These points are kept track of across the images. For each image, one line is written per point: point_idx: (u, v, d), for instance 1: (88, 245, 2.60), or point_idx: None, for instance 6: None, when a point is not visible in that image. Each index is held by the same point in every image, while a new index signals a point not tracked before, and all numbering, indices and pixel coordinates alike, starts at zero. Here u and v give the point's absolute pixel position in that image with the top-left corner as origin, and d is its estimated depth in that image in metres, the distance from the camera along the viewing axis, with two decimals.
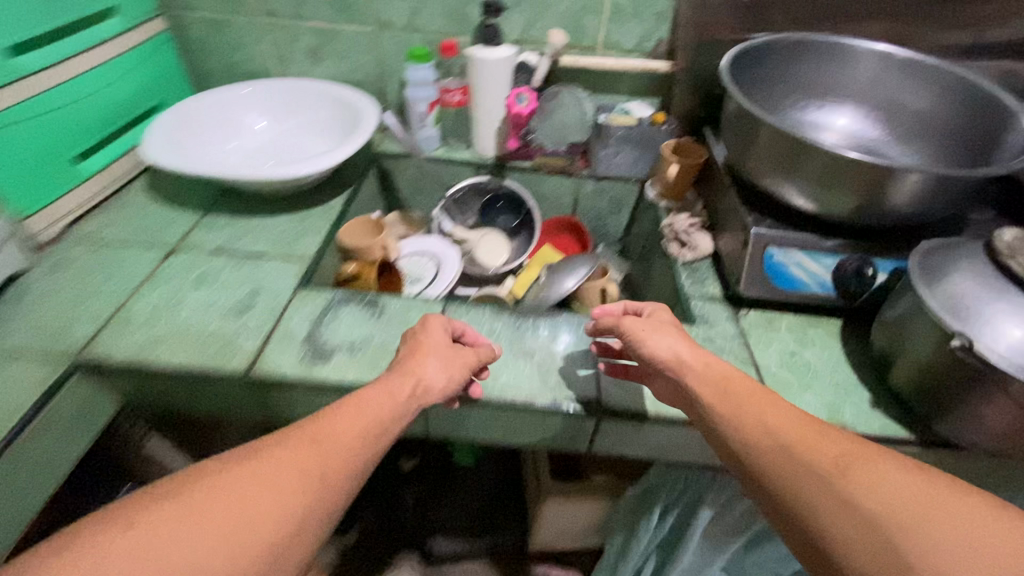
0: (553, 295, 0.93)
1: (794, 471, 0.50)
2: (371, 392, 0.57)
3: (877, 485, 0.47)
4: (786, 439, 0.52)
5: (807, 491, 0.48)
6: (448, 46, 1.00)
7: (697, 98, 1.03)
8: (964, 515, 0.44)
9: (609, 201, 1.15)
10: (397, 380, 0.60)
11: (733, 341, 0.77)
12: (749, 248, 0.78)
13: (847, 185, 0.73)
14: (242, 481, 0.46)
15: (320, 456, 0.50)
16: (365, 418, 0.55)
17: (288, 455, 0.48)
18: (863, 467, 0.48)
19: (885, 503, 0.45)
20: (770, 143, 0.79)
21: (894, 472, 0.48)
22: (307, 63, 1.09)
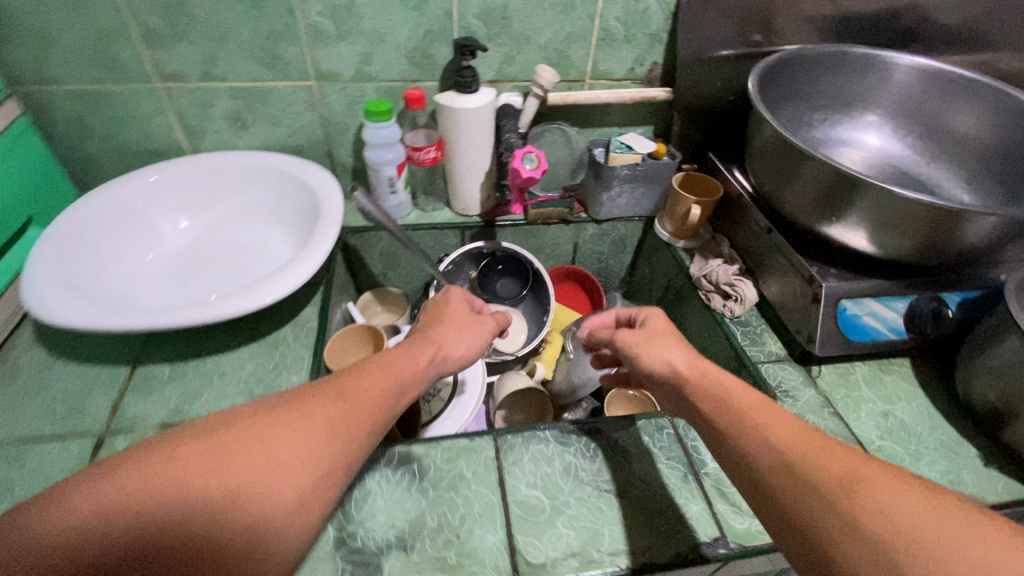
0: (595, 376, 0.80)
1: (802, 493, 0.40)
2: (401, 351, 0.55)
3: (900, 521, 0.36)
4: (794, 458, 0.42)
5: (817, 515, 0.39)
6: (416, 96, 0.81)
7: (698, 123, 0.93)
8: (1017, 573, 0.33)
9: (611, 243, 1.03)
10: (423, 343, 0.58)
11: (822, 412, 0.68)
12: (819, 304, 0.70)
13: (913, 227, 0.65)
14: (269, 425, 0.43)
15: (350, 407, 0.47)
16: (394, 371, 0.52)
17: (315, 404, 0.46)
18: (884, 498, 0.37)
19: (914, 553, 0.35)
20: (817, 183, 0.70)
21: (924, 505, 0.37)
22: (229, 132, 0.85)
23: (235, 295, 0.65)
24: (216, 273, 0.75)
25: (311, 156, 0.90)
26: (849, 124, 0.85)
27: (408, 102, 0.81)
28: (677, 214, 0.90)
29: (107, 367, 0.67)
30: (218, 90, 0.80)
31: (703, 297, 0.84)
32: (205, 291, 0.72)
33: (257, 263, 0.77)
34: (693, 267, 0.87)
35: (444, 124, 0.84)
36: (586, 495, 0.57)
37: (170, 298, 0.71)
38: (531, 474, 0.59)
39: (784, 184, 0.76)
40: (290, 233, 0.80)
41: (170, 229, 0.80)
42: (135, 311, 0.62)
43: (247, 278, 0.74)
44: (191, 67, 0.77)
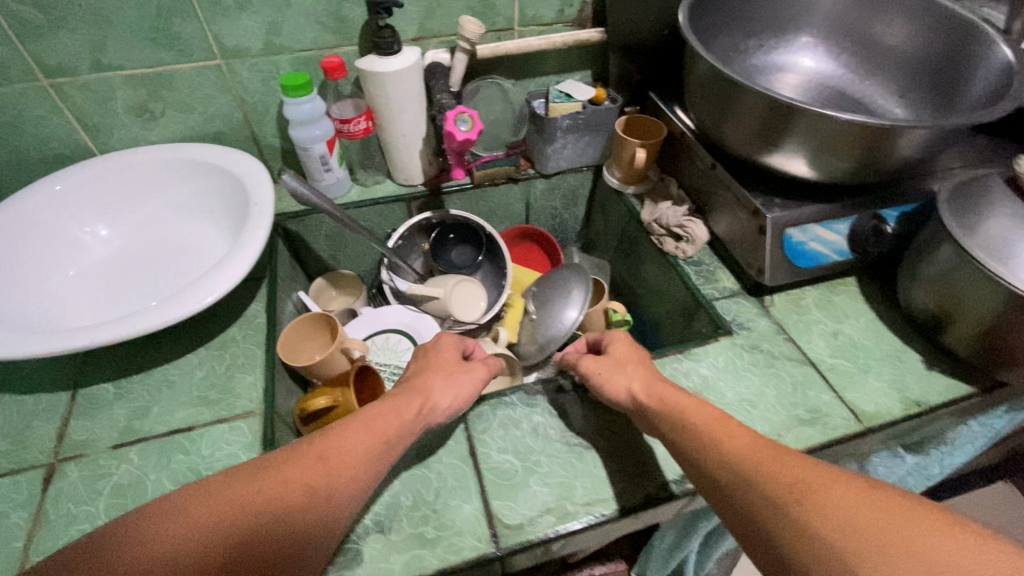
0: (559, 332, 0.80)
1: (756, 499, 0.43)
2: (387, 409, 0.55)
3: (842, 517, 0.38)
4: (747, 468, 0.45)
5: (773, 519, 0.41)
6: (333, 64, 0.76)
7: (635, 62, 0.90)
8: (948, 554, 0.34)
9: (562, 197, 1.01)
10: (409, 397, 0.57)
11: (778, 340, 0.70)
12: (766, 236, 0.70)
13: (848, 149, 0.66)
14: (248, 495, 0.43)
15: (330, 469, 0.47)
16: (379, 430, 0.52)
17: (293, 467, 0.46)
18: (826, 495, 0.40)
19: (855, 545, 0.36)
20: (754, 112, 0.70)
21: (861, 497, 0.39)
22: (137, 125, 0.78)
23: (170, 300, 0.61)
24: (149, 280, 0.71)
25: (234, 142, 0.84)
26: (778, 49, 0.85)
27: (326, 72, 0.75)
28: (623, 159, 0.89)
29: (45, 393, 0.63)
30: (115, 81, 0.73)
31: (656, 241, 0.84)
32: (140, 301, 0.68)
33: (191, 263, 0.72)
34: (644, 212, 0.87)
35: (371, 92, 0.79)
36: (557, 452, 0.58)
37: (104, 313, 0.67)
38: (501, 440, 0.59)
39: (724, 118, 0.75)
40: (222, 227, 0.75)
41: (90, 238, 0.75)
42: (64, 331, 0.58)
43: (184, 281, 0.70)
44: (77, 57, 0.69)
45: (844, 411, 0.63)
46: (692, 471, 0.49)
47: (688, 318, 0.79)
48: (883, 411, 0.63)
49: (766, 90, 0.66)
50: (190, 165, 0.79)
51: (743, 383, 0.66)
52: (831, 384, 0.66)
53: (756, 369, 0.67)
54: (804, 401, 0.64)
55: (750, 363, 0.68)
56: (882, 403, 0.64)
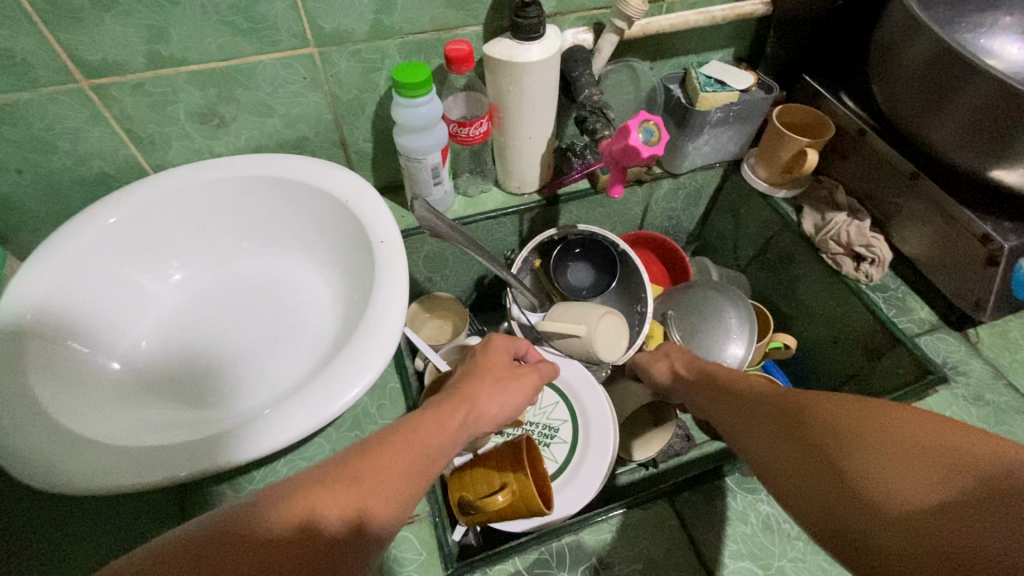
0: None
1: (765, 434, 0.40)
2: (425, 414, 0.44)
3: (829, 422, 0.36)
4: (764, 407, 0.43)
5: (781, 447, 0.38)
6: (460, 52, 0.58)
7: (793, 40, 0.75)
8: (926, 436, 0.32)
9: (684, 197, 0.88)
10: (454, 397, 0.48)
11: (998, 386, 0.61)
12: (997, 267, 0.59)
13: None
14: (240, 518, 0.30)
15: (348, 470, 0.35)
16: (417, 439, 0.41)
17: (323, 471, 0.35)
18: (817, 409, 0.38)
19: (835, 442, 0.35)
20: (978, 111, 0.56)
21: (846, 403, 0.37)
22: (201, 134, 0.62)
23: (299, 395, 0.46)
24: (253, 345, 0.56)
25: (317, 149, 0.68)
26: (985, 30, 0.73)
27: (452, 63, 0.58)
28: (782, 159, 0.75)
29: (148, 499, 0.51)
30: (177, 80, 0.56)
31: (828, 261, 0.72)
32: (245, 375, 0.54)
33: (301, 320, 0.58)
34: (807, 224, 0.74)
35: (501, 86, 0.62)
36: (800, 554, 0.49)
37: (199, 392, 0.53)
38: (731, 538, 0.50)
39: (937, 111, 0.61)
40: (331, 268, 0.61)
41: (161, 286, 0.60)
42: (169, 447, 0.43)
43: (296, 348, 0.56)
44: (129, 51, 0.52)
45: None
46: (726, 425, 0.46)
47: (873, 351, 0.70)
48: None
49: (1007, 79, 0.52)
50: (278, 187, 0.61)
51: None
52: None
53: (985, 425, 0.58)
54: None
55: (977, 420, 0.58)
56: None
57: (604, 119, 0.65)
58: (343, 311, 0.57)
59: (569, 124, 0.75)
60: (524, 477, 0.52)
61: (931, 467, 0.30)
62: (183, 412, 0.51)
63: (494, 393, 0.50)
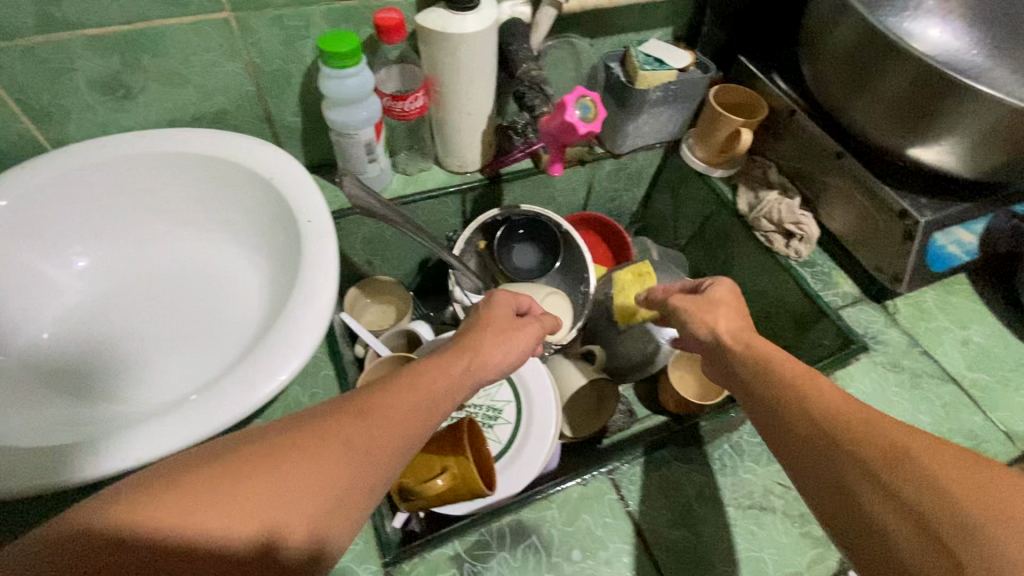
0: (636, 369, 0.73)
1: (825, 443, 0.39)
2: (420, 379, 0.40)
3: (937, 477, 0.33)
4: (844, 437, 0.38)
5: (870, 508, 0.35)
6: (391, 22, 0.55)
7: (728, 19, 0.76)
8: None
9: (626, 177, 0.88)
10: (452, 362, 0.44)
11: (913, 354, 0.65)
12: (913, 241, 0.62)
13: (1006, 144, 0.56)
14: (194, 537, 0.26)
15: (319, 478, 0.31)
16: (400, 421, 0.37)
17: (313, 437, 0.33)
18: (930, 467, 0.34)
19: (970, 530, 0.30)
20: (901, 90, 0.59)
21: (988, 479, 0.32)
22: (105, 106, 0.56)
23: (220, 385, 0.43)
24: (173, 334, 0.53)
25: (240, 124, 0.64)
26: (902, 15, 0.77)
27: (382, 33, 0.55)
28: (718, 139, 0.76)
29: (57, 508, 0.47)
30: (71, 45, 0.50)
31: (761, 238, 0.74)
32: (162, 367, 0.50)
33: (226, 307, 0.55)
34: (742, 203, 0.76)
35: (435, 58, 0.60)
36: (732, 519, 0.51)
37: (111, 387, 0.49)
38: (667, 507, 0.51)
39: (864, 92, 0.63)
40: (258, 251, 0.58)
41: (63, 274, 0.54)
42: (74, 448, 0.40)
43: (220, 335, 0.53)
44: (12, 11, 0.46)
45: (998, 434, 0.59)
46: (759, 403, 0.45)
47: (800, 324, 0.73)
48: None
49: (932, 63, 0.54)
50: (195, 164, 0.57)
51: (894, 410, 0.60)
52: (976, 403, 0.62)
53: (900, 391, 0.62)
54: (955, 424, 0.60)
55: (893, 385, 0.62)
56: None
57: (542, 94, 0.64)
58: (271, 295, 0.54)
59: (509, 101, 0.74)
60: (465, 459, 0.52)
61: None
62: (95, 410, 0.47)
63: (495, 348, 0.48)
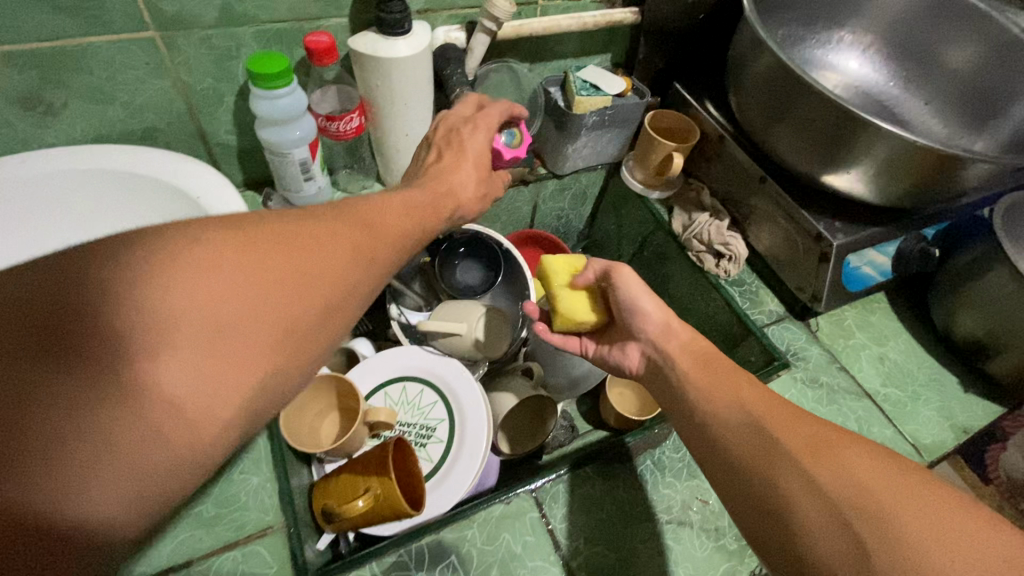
0: (575, 378, 0.75)
1: (765, 451, 0.42)
2: (394, 210, 0.45)
3: (871, 488, 0.37)
4: (772, 439, 0.42)
5: (789, 498, 0.39)
6: (321, 45, 0.56)
7: (661, 49, 0.79)
8: (979, 542, 0.34)
9: (571, 197, 0.90)
10: (423, 205, 0.49)
11: (832, 370, 0.68)
12: (828, 263, 0.66)
13: (908, 173, 0.60)
14: (221, 293, 0.30)
15: (314, 265, 0.34)
16: (381, 237, 0.41)
17: (313, 232, 0.36)
18: (865, 479, 0.37)
19: (877, 519, 0.35)
20: (812, 121, 0.63)
21: (892, 474, 0.38)
22: (25, 121, 0.55)
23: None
24: None
25: (172, 140, 0.63)
26: (824, 47, 0.81)
27: (312, 55, 0.56)
28: (654, 161, 0.79)
29: None
30: None
31: (693, 258, 0.77)
32: None
33: None
34: (677, 224, 0.79)
35: (369, 80, 0.61)
36: (649, 534, 0.52)
37: None
38: (589, 524, 0.52)
39: (781, 121, 0.67)
40: None
41: None
42: None
43: None
44: None
45: (906, 446, 0.63)
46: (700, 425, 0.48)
47: (730, 341, 0.75)
48: (938, 443, 0.63)
49: (836, 99, 0.59)
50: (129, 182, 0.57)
51: None
52: (888, 416, 0.65)
53: (818, 406, 0.64)
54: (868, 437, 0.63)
55: (812, 400, 0.65)
56: (935, 434, 0.64)
57: None
58: None
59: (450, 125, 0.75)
60: (388, 480, 0.52)
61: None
62: None
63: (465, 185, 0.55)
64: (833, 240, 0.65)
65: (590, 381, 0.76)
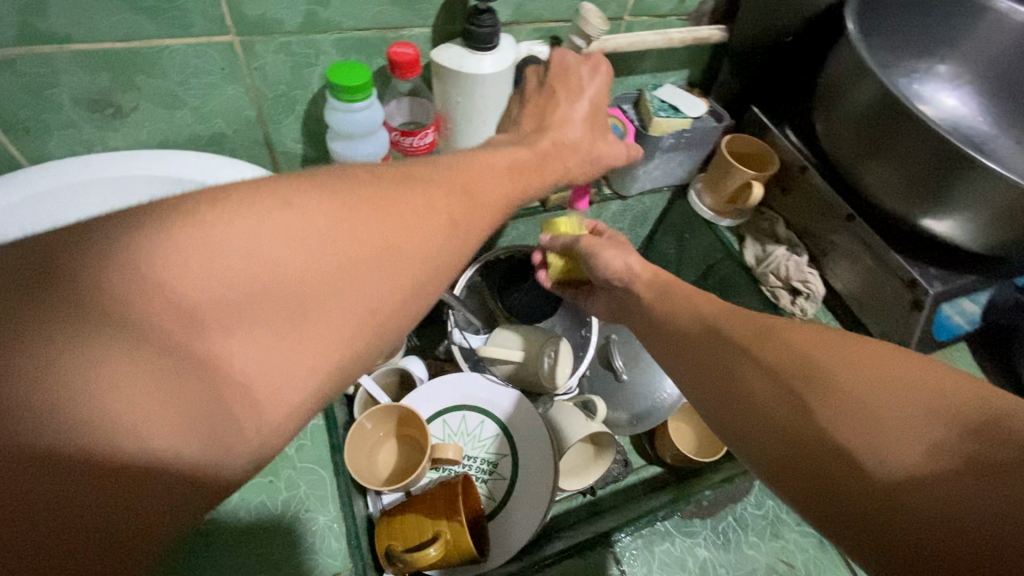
0: (638, 412, 0.72)
1: (730, 362, 0.40)
2: (492, 183, 0.40)
3: (821, 358, 0.35)
4: (745, 344, 0.40)
5: (755, 393, 0.37)
6: (407, 58, 0.53)
7: (744, 71, 0.75)
8: (920, 386, 0.31)
9: (631, 218, 0.87)
10: (513, 172, 0.43)
11: None
12: (921, 311, 0.62)
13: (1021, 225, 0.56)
14: (285, 252, 0.26)
15: (401, 237, 0.31)
16: (476, 215, 0.36)
17: (402, 195, 0.32)
18: (816, 355, 0.36)
19: (822, 382, 0.34)
20: (917, 162, 0.59)
21: (841, 340, 0.36)
22: (92, 124, 0.53)
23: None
24: None
25: (237, 147, 0.60)
26: (915, 78, 0.77)
27: (396, 68, 0.53)
28: (728, 189, 0.75)
29: None
30: (58, 60, 0.47)
31: (767, 293, 0.73)
32: None
33: None
34: (748, 255, 0.75)
35: (449, 95, 0.58)
36: None
37: None
38: None
39: (878, 158, 0.63)
40: None
41: None
42: None
43: None
44: None
45: None
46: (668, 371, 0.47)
47: None
48: None
49: (948, 139, 0.55)
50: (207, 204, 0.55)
51: None
52: None
53: None
54: None
55: None
56: None
57: None
58: None
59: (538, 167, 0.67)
60: (458, 523, 0.49)
61: (919, 413, 0.30)
62: None
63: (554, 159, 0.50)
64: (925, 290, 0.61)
65: (652, 418, 0.72)
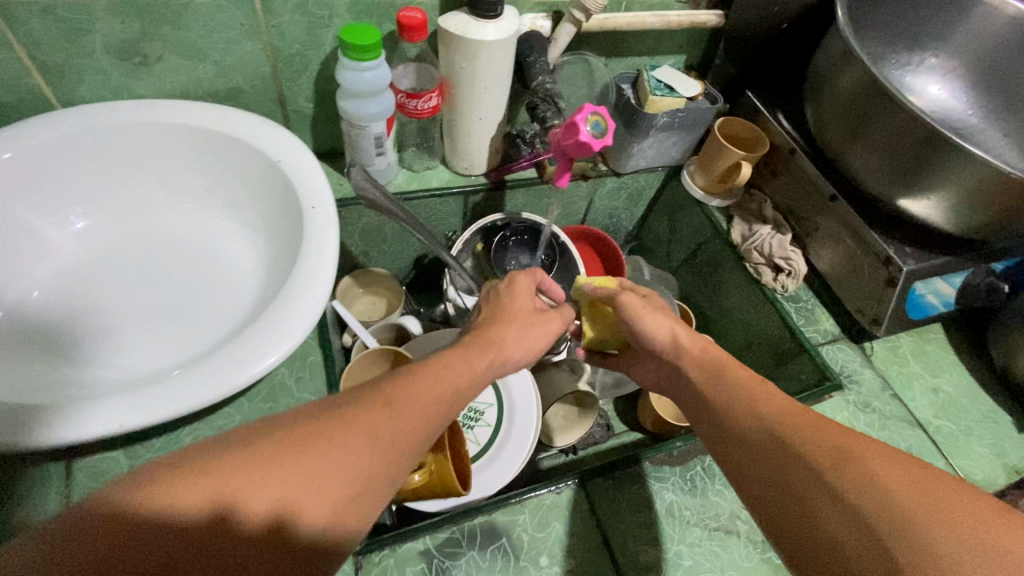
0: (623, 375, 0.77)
1: (781, 464, 0.38)
2: (436, 382, 0.41)
3: (897, 495, 0.33)
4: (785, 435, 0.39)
5: (810, 502, 0.35)
6: (414, 22, 0.56)
7: (739, 56, 0.78)
8: (1000, 545, 0.30)
9: (626, 197, 0.90)
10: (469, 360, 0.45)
11: (885, 396, 0.67)
12: (894, 288, 0.65)
13: (994, 206, 0.59)
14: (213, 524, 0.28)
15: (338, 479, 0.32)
16: (406, 431, 0.36)
17: (349, 434, 0.34)
18: (890, 490, 0.33)
19: (905, 528, 0.31)
20: (900, 144, 0.61)
21: (920, 476, 0.34)
22: (119, 71, 0.57)
23: (198, 368, 0.44)
24: (159, 305, 0.52)
25: (251, 102, 0.64)
26: (904, 70, 0.80)
27: (404, 30, 0.56)
28: (719, 169, 0.78)
29: (88, 449, 0.50)
30: (91, 7, 0.51)
31: (751, 270, 0.77)
32: (129, 339, 0.50)
33: (221, 281, 0.55)
34: (735, 233, 0.79)
35: (453, 61, 0.61)
36: (696, 540, 0.52)
37: (87, 350, 0.48)
38: (636, 525, 0.53)
39: (863, 140, 0.65)
40: (259, 233, 0.58)
41: (62, 233, 0.54)
42: (49, 409, 0.41)
43: (206, 309, 0.53)
44: None
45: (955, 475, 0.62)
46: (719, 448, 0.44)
47: (781, 357, 0.75)
48: (989, 480, 0.62)
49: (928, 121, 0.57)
50: (232, 161, 0.58)
51: None
52: (941, 450, 0.64)
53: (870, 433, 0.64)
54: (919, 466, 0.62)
55: (865, 424, 0.64)
56: (987, 471, 0.63)
57: (554, 107, 0.67)
58: (266, 276, 0.54)
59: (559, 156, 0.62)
60: (443, 456, 0.52)
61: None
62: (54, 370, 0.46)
63: (518, 336, 0.50)
64: (898, 266, 0.64)
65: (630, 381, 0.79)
